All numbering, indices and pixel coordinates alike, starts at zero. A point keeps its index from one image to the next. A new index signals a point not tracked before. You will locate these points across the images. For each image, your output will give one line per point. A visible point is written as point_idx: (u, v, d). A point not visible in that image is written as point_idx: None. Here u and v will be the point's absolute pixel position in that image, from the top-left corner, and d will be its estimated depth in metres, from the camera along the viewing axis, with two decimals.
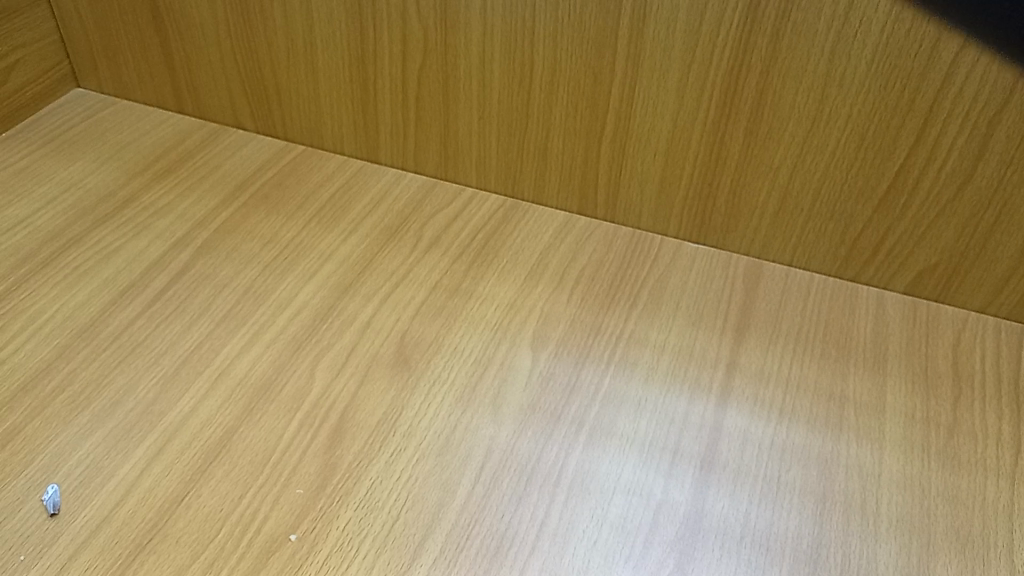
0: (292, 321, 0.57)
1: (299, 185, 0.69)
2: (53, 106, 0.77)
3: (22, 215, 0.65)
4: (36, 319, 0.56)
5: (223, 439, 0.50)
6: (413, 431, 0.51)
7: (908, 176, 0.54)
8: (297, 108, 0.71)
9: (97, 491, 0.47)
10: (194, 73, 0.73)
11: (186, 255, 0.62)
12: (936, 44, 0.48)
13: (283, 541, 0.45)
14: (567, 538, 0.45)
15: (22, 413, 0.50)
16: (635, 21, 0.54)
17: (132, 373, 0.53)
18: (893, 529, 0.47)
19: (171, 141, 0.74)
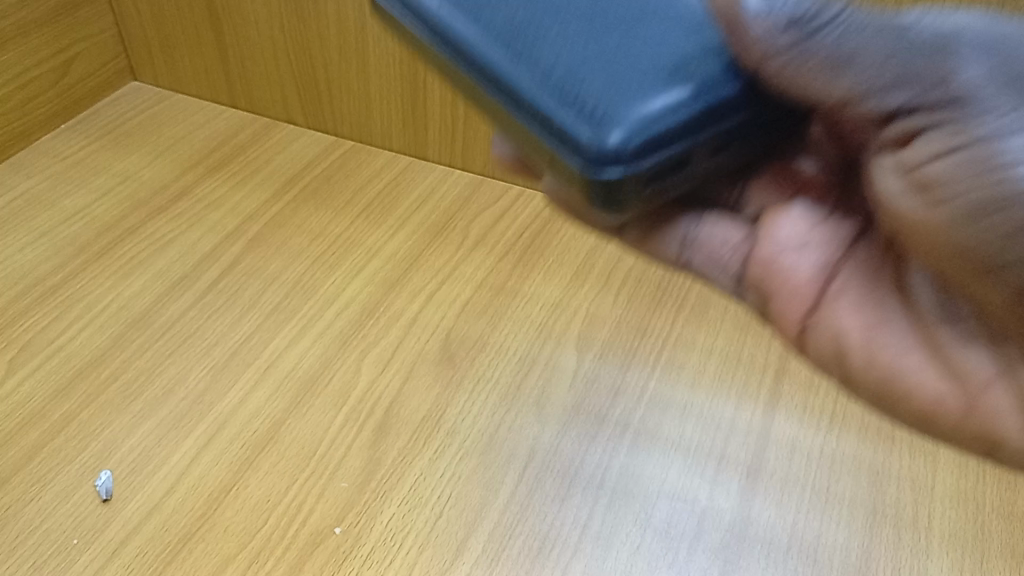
0: (339, 315, 0.58)
1: (348, 180, 0.70)
2: (111, 99, 0.79)
3: (80, 206, 0.66)
4: (92, 308, 0.58)
5: (271, 431, 0.50)
6: (456, 429, 0.51)
7: None
8: (348, 104, 0.72)
9: (148, 478, 0.48)
10: (248, 68, 0.74)
11: (237, 247, 0.63)
12: None
13: (327, 534, 0.45)
14: (610, 541, 0.45)
15: (78, 399, 0.52)
16: None
17: (183, 363, 0.54)
18: (946, 544, 0.45)
19: (224, 135, 0.75)
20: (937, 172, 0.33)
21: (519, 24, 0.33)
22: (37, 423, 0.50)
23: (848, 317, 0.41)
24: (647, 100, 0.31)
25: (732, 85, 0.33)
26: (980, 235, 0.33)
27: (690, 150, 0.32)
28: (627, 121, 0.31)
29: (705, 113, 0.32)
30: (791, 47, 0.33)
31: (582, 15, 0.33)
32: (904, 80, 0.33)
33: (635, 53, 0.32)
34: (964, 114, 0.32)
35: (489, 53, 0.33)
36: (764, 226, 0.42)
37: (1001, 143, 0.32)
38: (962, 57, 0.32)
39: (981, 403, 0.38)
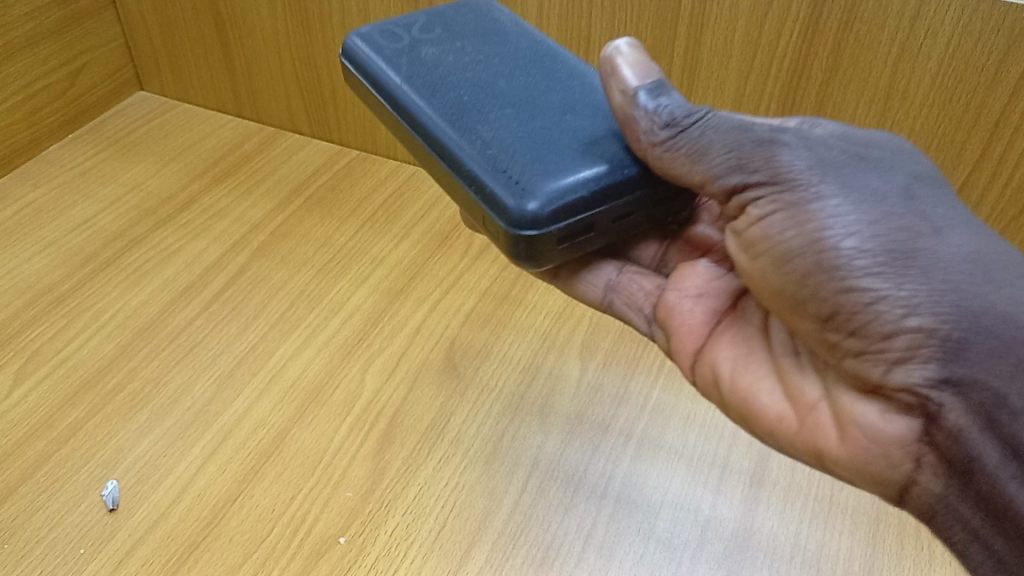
0: (344, 324, 0.58)
1: (353, 189, 0.70)
2: (118, 109, 0.80)
3: (87, 215, 0.67)
4: (100, 317, 0.58)
5: (277, 440, 0.51)
6: (461, 438, 0.51)
7: (972, 191, 0.53)
8: (353, 114, 0.72)
9: (154, 487, 0.48)
10: (254, 78, 0.75)
11: (243, 256, 0.63)
12: (1004, 57, 0.46)
13: (332, 544, 0.46)
14: (613, 551, 0.45)
15: (85, 408, 0.52)
16: (692, 31, 0.54)
17: (190, 372, 0.54)
18: (948, 555, 0.46)
19: (230, 144, 0.75)
20: (759, 233, 0.37)
21: (469, 111, 0.39)
22: (45, 433, 0.51)
23: (722, 356, 0.43)
24: (562, 176, 0.36)
25: (633, 168, 0.37)
26: (788, 276, 0.36)
27: (594, 218, 0.37)
28: (544, 192, 0.35)
29: (611, 190, 0.37)
30: (668, 141, 0.37)
31: (519, 109, 0.39)
32: (744, 166, 0.36)
33: (557, 140, 0.37)
34: (780, 184, 0.35)
35: (443, 135, 0.38)
36: (673, 275, 0.45)
37: (806, 208, 0.35)
38: (781, 141, 0.36)
39: (809, 424, 0.39)
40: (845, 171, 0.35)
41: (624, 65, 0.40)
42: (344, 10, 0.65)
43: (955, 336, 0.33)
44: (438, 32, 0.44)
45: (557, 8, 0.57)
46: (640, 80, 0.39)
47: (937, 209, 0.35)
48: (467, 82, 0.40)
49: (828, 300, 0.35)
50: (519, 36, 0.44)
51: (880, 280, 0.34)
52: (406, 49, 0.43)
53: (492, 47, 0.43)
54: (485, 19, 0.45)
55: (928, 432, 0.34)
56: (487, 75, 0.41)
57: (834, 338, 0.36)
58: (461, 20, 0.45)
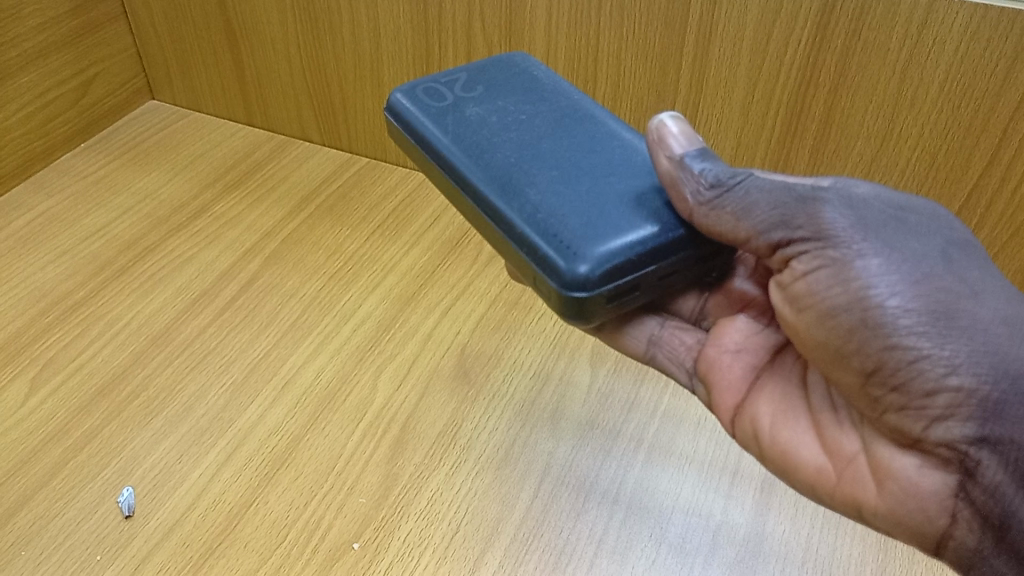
0: (356, 331, 0.58)
1: (364, 197, 0.71)
2: (129, 118, 0.80)
3: (100, 224, 0.67)
4: (114, 325, 0.59)
5: (290, 446, 0.51)
6: (472, 444, 0.51)
7: (981, 196, 0.53)
8: (362, 122, 0.73)
9: (169, 494, 0.49)
10: (264, 87, 0.75)
11: (255, 264, 0.64)
12: (1013, 63, 0.46)
13: (346, 550, 0.46)
14: (625, 556, 0.46)
15: (100, 416, 0.53)
16: (701, 39, 0.54)
17: (204, 379, 0.55)
18: None
19: (241, 153, 0.76)
20: (804, 288, 0.37)
21: (514, 172, 0.39)
22: (61, 440, 0.51)
23: (764, 409, 0.42)
24: (610, 238, 0.35)
25: (682, 230, 0.37)
26: (834, 330, 0.36)
27: (641, 277, 0.36)
28: (593, 254, 0.35)
29: (658, 251, 0.36)
30: (714, 199, 0.36)
31: (564, 170, 0.39)
32: (789, 222, 0.36)
33: (603, 201, 0.37)
34: (824, 240, 0.35)
35: (491, 195, 0.38)
36: (712, 329, 0.45)
37: (852, 265, 0.35)
38: (823, 199, 0.36)
39: (848, 477, 0.39)
40: (885, 231, 0.36)
41: (667, 129, 0.39)
42: (354, 19, 0.65)
43: (994, 397, 0.33)
44: (480, 91, 0.45)
45: (566, 16, 0.57)
46: (685, 145, 0.39)
47: (972, 273, 0.36)
48: (512, 142, 0.41)
49: (872, 355, 0.35)
50: (558, 94, 0.45)
51: (923, 339, 0.34)
52: (450, 110, 0.44)
53: (534, 106, 0.43)
54: (524, 77, 0.46)
55: (964, 488, 0.35)
56: (529, 134, 0.41)
57: (876, 394, 0.36)
58: (503, 79, 0.46)
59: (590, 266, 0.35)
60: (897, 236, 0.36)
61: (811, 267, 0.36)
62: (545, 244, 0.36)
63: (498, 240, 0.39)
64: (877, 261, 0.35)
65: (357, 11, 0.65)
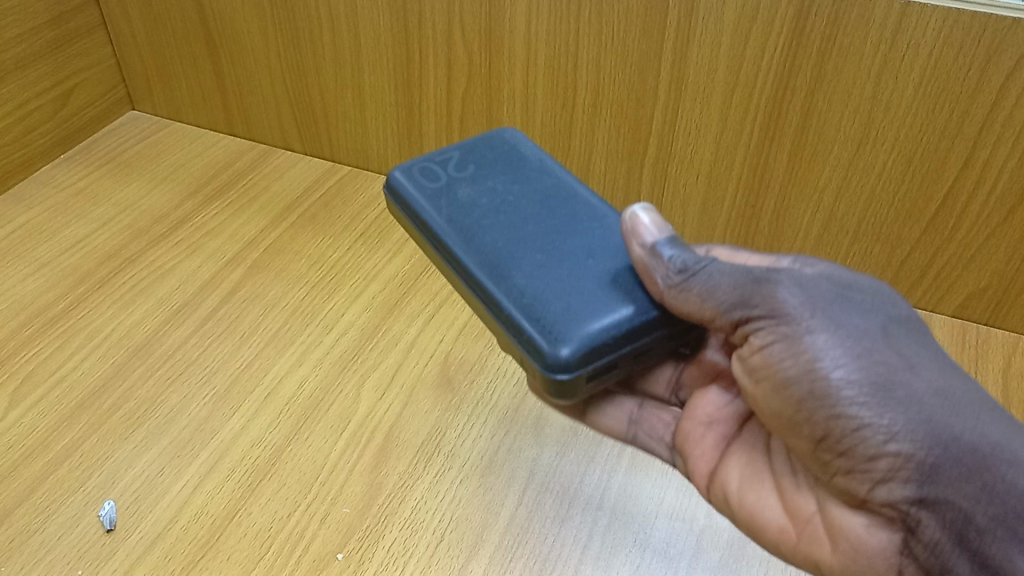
0: (338, 341, 0.58)
1: (346, 206, 0.71)
2: (109, 129, 0.80)
3: (80, 235, 0.67)
4: (94, 337, 0.58)
5: (273, 457, 0.51)
6: (457, 452, 0.51)
7: (957, 199, 0.53)
8: (344, 131, 0.73)
9: (151, 507, 0.48)
10: (245, 97, 0.75)
11: (237, 274, 0.64)
12: (986, 66, 0.47)
13: (330, 560, 0.46)
14: (610, 561, 0.46)
15: (81, 429, 0.52)
16: (678, 45, 0.54)
17: (185, 391, 0.55)
18: None
19: (222, 163, 0.76)
20: (760, 360, 0.36)
21: (502, 254, 0.39)
22: (41, 455, 0.51)
23: (732, 476, 0.43)
24: (589, 320, 0.36)
25: (654, 311, 0.37)
26: (789, 402, 0.36)
27: (619, 358, 0.37)
28: (575, 337, 0.35)
29: (633, 332, 0.37)
30: (681, 280, 0.37)
31: (547, 252, 0.39)
32: (747, 301, 0.36)
33: (582, 283, 0.38)
34: (776, 316, 0.35)
35: (481, 275, 0.39)
36: (688, 402, 0.45)
37: (800, 338, 0.35)
38: (778, 279, 0.36)
39: (806, 537, 0.39)
40: (834, 305, 0.36)
41: (637, 216, 0.39)
42: (334, 27, 0.65)
43: (930, 460, 0.33)
44: (472, 169, 0.45)
45: (545, 24, 0.58)
46: (655, 230, 0.39)
47: (913, 347, 0.36)
48: (499, 224, 0.41)
49: (821, 423, 0.35)
50: (545, 173, 0.45)
51: (864, 408, 0.34)
52: (445, 189, 0.44)
53: (520, 186, 0.44)
54: (512, 156, 0.46)
55: (908, 546, 0.35)
56: (515, 216, 0.42)
57: (827, 458, 0.36)
58: (492, 157, 0.46)
59: (573, 348, 0.35)
60: (843, 310, 0.35)
61: (767, 343, 0.36)
62: (531, 326, 0.36)
63: (487, 319, 0.39)
64: (826, 335, 0.35)
65: (337, 20, 0.65)
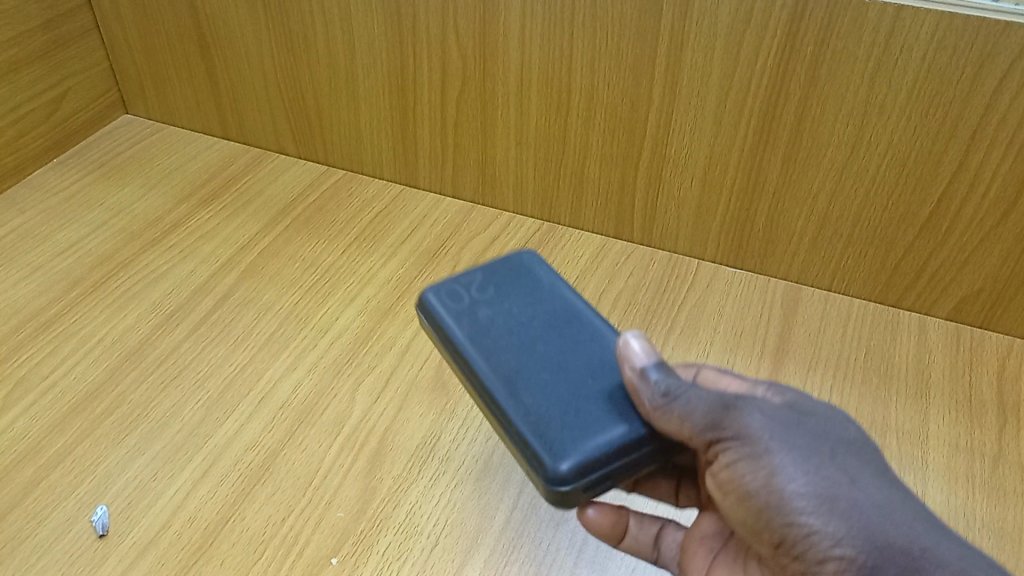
0: (333, 345, 0.58)
1: (340, 210, 0.71)
2: (102, 133, 0.80)
3: (73, 240, 0.67)
4: (86, 341, 0.58)
5: (267, 462, 0.51)
6: (451, 456, 0.51)
7: (951, 202, 0.53)
8: (338, 135, 0.73)
9: (144, 512, 0.48)
10: (239, 101, 0.75)
11: (231, 278, 0.63)
12: (979, 69, 0.47)
13: (324, 565, 0.45)
14: (605, 565, 0.46)
15: (73, 434, 0.52)
16: (672, 50, 0.55)
17: (179, 395, 0.54)
18: None
19: (216, 167, 0.76)
20: (724, 475, 0.36)
21: (510, 366, 0.39)
22: (33, 460, 0.50)
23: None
24: (588, 440, 0.36)
25: (646, 429, 0.37)
26: (753, 512, 0.36)
27: (615, 476, 0.37)
28: (574, 455, 0.36)
29: (628, 452, 0.37)
30: (664, 401, 0.37)
31: (555, 373, 0.39)
32: (717, 424, 0.36)
33: (585, 406, 0.38)
34: (742, 435, 0.35)
35: (495, 393, 0.38)
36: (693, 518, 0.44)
37: (761, 454, 0.35)
38: (746, 401, 0.36)
39: None
40: (792, 424, 0.36)
41: (629, 339, 0.39)
42: (328, 31, 0.65)
43: (871, 563, 0.33)
44: (491, 290, 0.43)
45: (539, 28, 0.58)
46: (646, 352, 0.38)
47: (858, 461, 0.36)
48: (513, 346, 0.40)
49: (776, 530, 0.35)
50: (555, 292, 0.44)
51: (814, 518, 0.34)
52: (465, 309, 0.42)
53: (533, 307, 0.43)
54: (526, 275, 0.45)
55: None
56: (526, 336, 0.41)
57: (783, 563, 0.36)
58: (506, 275, 0.45)
59: (572, 463, 0.36)
60: (798, 434, 0.36)
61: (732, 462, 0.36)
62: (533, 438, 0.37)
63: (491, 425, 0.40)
64: (787, 460, 0.35)
65: (331, 24, 0.65)
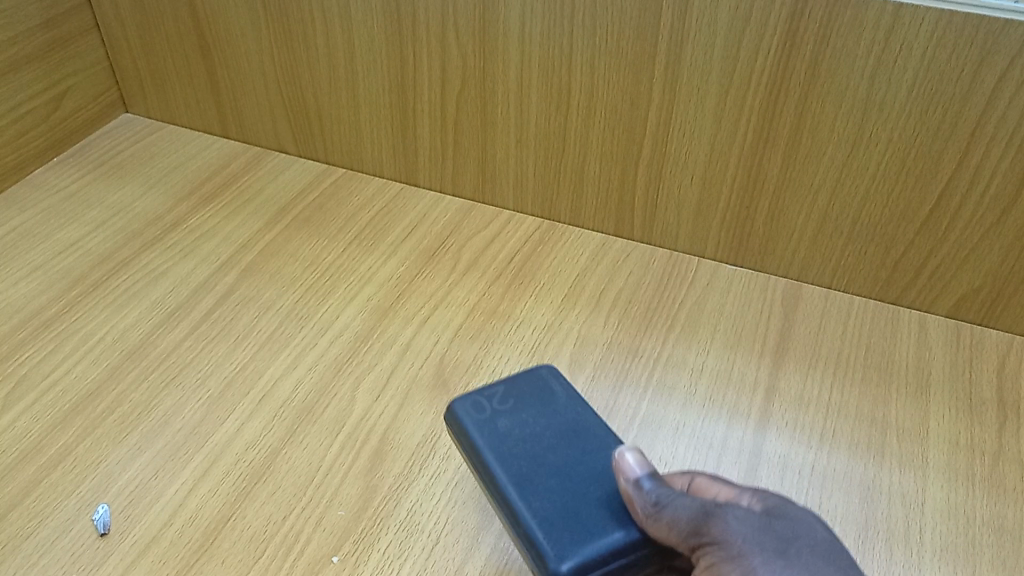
0: (333, 343, 0.58)
1: (340, 208, 0.71)
2: (103, 132, 0.80)
3: (74, 238, 0.67)
4: (87, 340, 0.58)
5: (268, 461, 0.51)
6: (452, 454, 0.51)
7: (951, 199, 0.53)
8: (338, 133, 0.73)
9: (145, 511, 0.48)
10: (239, 100, 0.75)
11: (232, 277, 0.64)
12: (979, 67, 0.47)
13: (326, 563, 0.45)
14: None
15: (75, 433, 0.52)
16: (672, 48, 0.55)
17: (180, 394, 0.54)
18: (935, 558, 0.46)
19: (216, 166, 0.76)
20: None
21: (521, 473, 0.41)
22: (34, 458, 0.50)
23: None
24: (587, 545, 0.38)
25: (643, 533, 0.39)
26: None
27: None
28: (573, 560, 0.38)
29: (626, 556, 0.39)
30: (655, 510, 0.38)
31: (562, 480, 0.41)
32: (699, 530, 0.36)
33: (586, 511, 0.40)
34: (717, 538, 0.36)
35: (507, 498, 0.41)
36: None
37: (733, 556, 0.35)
38: (727, 507, 0.37)
39: None
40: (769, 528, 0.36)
41: (623, 451, 0.40)
42: (327, 30, 0.65)
43: None
44: (511, 402, 0.45)
45: (539, 27, 0.58)
46: (640, 463, 0.40)
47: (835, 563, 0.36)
48: (526, 454, 0.43)
49: None
50: (570, 405, 0.46)
51: None
52: (486, 419, 0.44)
53: (548, 418, 0.45)
54: (543, 388, 0.47)
55: None
56: (538, 446, 0.43)
57: None
58: (525, 388, 0.46)
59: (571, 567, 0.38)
60: (769, 537, 0.36)
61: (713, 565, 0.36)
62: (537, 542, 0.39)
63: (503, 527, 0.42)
64: (760, 562, 0.35)
65: (331, 23, 0.65)
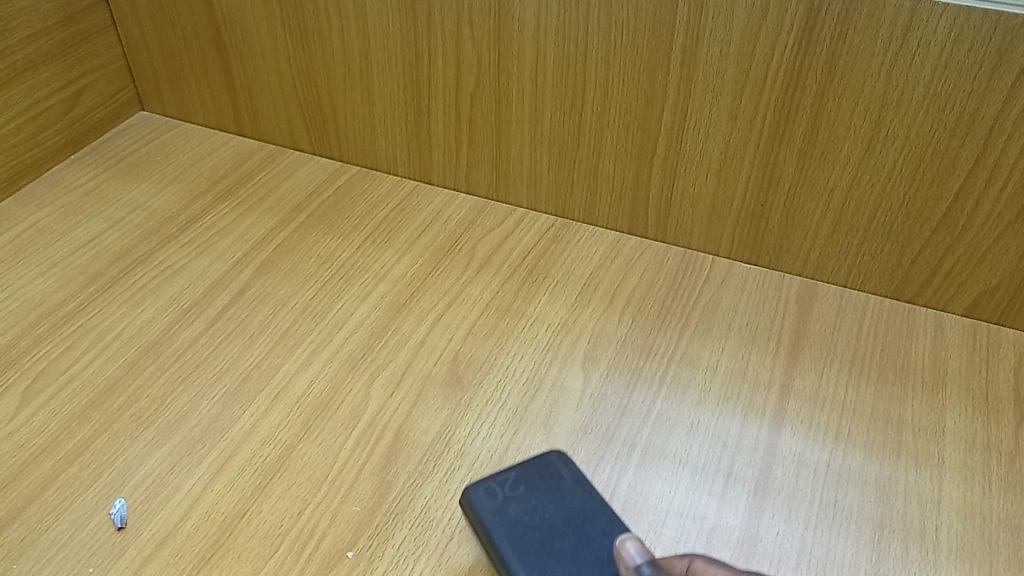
0: (348, 339, 0.58)
1: (354, 206, 0.71)
2: (119, 130, 0.80)
3: (91, 235, 0.67)
4: (104, 336, 0.59)
5: (283, 456, 0.51)
6: (466, 451, 0.51)
7: (969, 197, 0.53)
8: (352, 131, 0.73)
9: (161, 505, 0.48)
10: (255, 98, 0.75)
11: (247, 273, 0.64)
12: (997, 64, 0.47)
13: (341, 558, 0.45)
14: None
15: (92, 427, 0.52)
16: (688, 45, 0.55)
17: (196, 390, 0.55)
18: (952, 556, 0.45)
19: (232, 164, 0.76)
20: None
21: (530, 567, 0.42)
22: (52, 453, 0.51)
23: None
24: None
25: None
26: None
27: None
28: None
29: None
30: None
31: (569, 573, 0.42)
32: None
33: None
34: None
35: None
36: None
37: None
38: None
39: None
40: None
41: (625, 538, 0.40)
42: (342, 28, 0.66)
43: None
44: (522, 488, 0.46)
45: (554, 24, 0.58)
46: (641, 551, 0.40)
47: None
48: (536, 546, 0.43)
49: None
50: (578, 491, 0.46)
51: None
52: (498, 507, 0.45)
53: (556, 505, 0.45)
54: (552, 474, 0.47)
55: None
56: (547, 537, 0.44)
57: None
58: (535, 474, 0.47)
59: None
60: None
61: None
62: None
63: None
64: None
65: (346, 21, 0.65)
